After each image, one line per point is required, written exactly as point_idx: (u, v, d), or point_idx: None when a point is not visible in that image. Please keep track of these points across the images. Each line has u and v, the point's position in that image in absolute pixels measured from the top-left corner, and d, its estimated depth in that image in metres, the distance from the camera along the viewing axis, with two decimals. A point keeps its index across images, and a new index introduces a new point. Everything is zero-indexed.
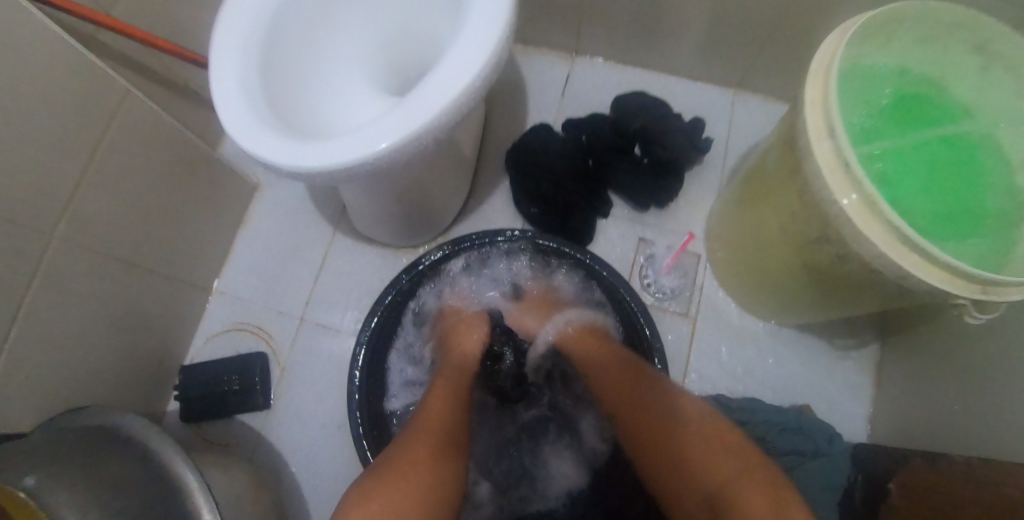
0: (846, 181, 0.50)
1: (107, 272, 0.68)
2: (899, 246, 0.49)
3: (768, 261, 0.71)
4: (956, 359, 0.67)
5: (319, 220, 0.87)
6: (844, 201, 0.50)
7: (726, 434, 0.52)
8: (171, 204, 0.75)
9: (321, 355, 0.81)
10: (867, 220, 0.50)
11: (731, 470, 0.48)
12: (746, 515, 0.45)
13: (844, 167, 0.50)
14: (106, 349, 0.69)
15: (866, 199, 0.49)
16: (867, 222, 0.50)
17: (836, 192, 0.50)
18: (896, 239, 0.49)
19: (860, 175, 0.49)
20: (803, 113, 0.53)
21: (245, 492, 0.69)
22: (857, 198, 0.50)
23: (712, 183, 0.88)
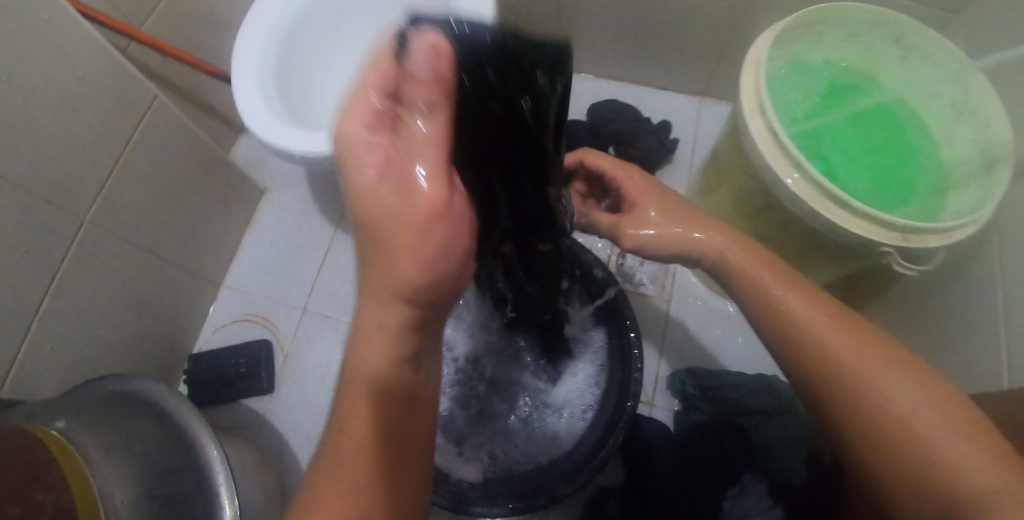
0: (781, 156, 0.58)
1: (130, 259, 0.75)
2: (829, 204, 0.57)
3: None
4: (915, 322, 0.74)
5: (322, 219, 0.95)
6: (788, 180, 0.58)
7: (903, 359, 0.41)
8: (187, 201, 0.82)
9: (323, 341, 0.87)
10: (801, 185, 0.58)
11: (916, 395, 0.39)
12: (937, 453, 0.37)
13: (775, 139, 0.59)
14: (124, 330, 0.75)
15: (797, 166, 0.57)
16: (798, 183, 0.58)
17: (780, 173, 0.58)
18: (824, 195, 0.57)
19: (789, 145, 0.57)
20: (740, 98, 0.62)
21: (249, 463, 0.74)
22: (799, 176, 0.58)
23: (681, 179, 0.97)
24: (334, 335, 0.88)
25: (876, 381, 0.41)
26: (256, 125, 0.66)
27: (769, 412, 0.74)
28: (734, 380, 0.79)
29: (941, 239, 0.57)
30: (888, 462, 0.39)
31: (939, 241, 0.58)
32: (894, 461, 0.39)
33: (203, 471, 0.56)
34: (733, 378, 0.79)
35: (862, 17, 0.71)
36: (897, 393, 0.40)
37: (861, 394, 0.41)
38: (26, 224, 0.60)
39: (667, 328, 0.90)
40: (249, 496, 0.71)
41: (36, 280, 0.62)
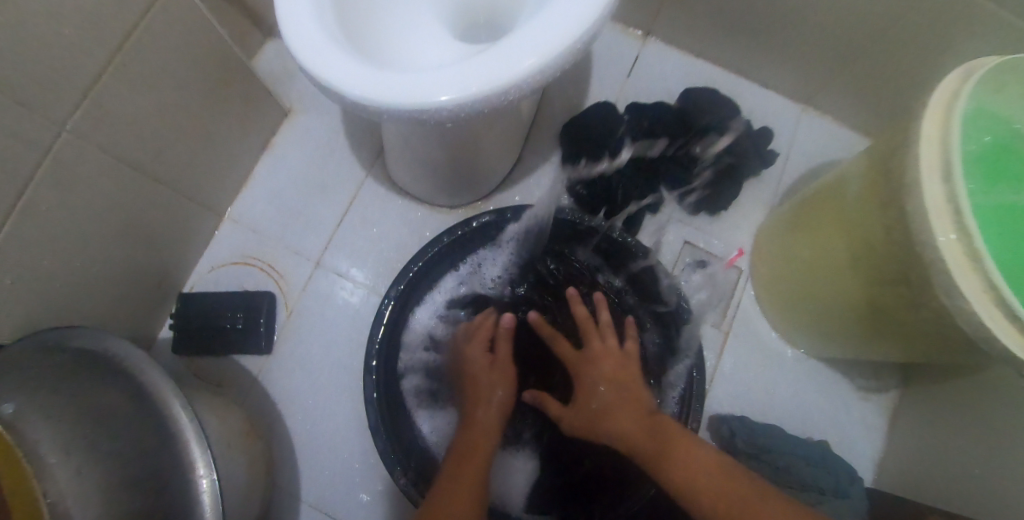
0: (953, 229, 0.46)
1: (117, 178, 0.61)
2: (992, 307, 0.45)
3: (819, 290, 0.67)
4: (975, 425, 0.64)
5: (352, 160, 0.81)
6: (941, 236, 0.47)
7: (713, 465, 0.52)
8: (193, 115, 0.67)
9: (336, 302, 0.75)
10: (965, 277, 0.46)
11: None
12: None
13: (953, 212, 0.46)
14: (105, 259, 0.63)
15: (968, 243, 0.46)
16: (962, 269, 0.46)
17: (934, 227, 0.47)
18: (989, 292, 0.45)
19: (970, 225, 0.45)
20: (915, 147, 0.49)
21: (236, 439, 0.64)
22: (957, 237, 0.46)
23: (765, 197, 0.82)
24: (350, 297, 0.76)
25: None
26: (307, 49, 0.51)
27: (826, 492, 0.64)
28: (793, 442, 0.69)
29: None
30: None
31: None
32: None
33: (182, 468, 0.47)
34: (792, 440, 0.69)
35: None
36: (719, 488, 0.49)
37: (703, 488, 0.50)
38: None
39: (720, 362, 0.78)
40: (229, 476, 0.62)
41: None
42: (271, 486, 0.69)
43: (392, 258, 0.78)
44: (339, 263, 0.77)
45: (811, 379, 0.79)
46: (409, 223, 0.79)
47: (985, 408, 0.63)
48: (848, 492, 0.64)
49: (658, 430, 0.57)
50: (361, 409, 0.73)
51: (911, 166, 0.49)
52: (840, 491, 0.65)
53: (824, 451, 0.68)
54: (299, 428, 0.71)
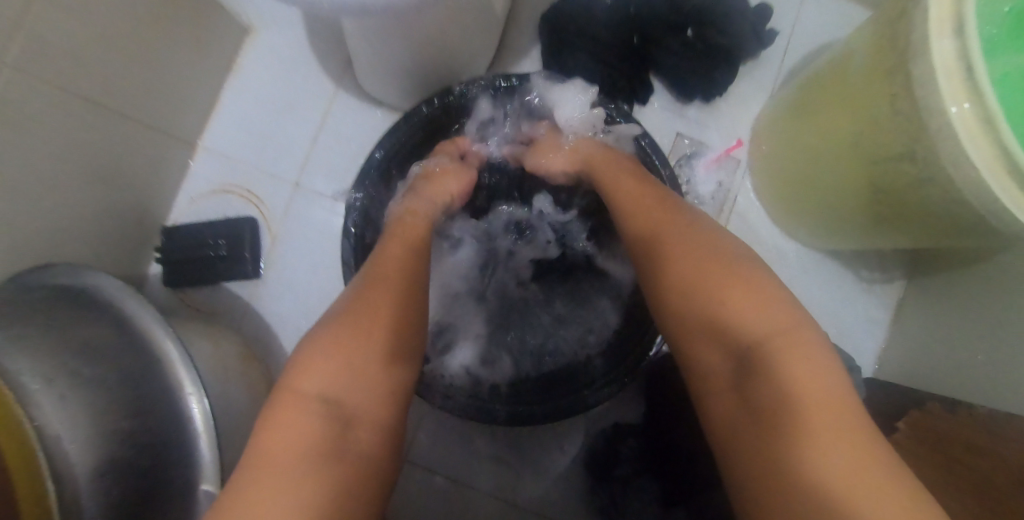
0: (962, 88, 0.41)
1: (72, 112, 0.59)
2: (999, 169, 0.41)
3: (822, 178, 0.63)
4: (993, 309, 0.61)
5: (320, 73, 0.75)
6: (953, 108, 0.41)
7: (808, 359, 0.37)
8: (142, 38, 0.63)
9: (317, 225, 0.74)
10: (974, 142, 0.41)
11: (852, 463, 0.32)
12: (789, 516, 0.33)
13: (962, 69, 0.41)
14: (79, 198, 0.62)
15: (983, 114, 0.41)
16: (974, 140, 0.41)
17: (946, 95, 0.41)
18: (1001, 164, 0.41)
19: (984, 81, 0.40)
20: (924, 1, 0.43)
21: (233, 362, 0.66)
22: (971, 109, 0.41)
23: (765, 81, 0.75)
24: (333, 216, 0.74)
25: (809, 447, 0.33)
26: None
27: None
28: None
29: None
30: (755, 440, 0.37)
31: None
32: (761, 436, 0.36)
33: (171, 390, 0.49)
34: None
35: None
36: (743, 316, 0.39)
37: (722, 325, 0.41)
38: None
39: None
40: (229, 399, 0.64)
41: None
42: None
43: None
44: (318, 184, 0.74)
45: (814, 273, 0.76)
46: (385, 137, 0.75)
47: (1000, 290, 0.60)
48: None
49: (709, 265, 0.43)
50: None
51: (919, 23, 0.43)
52: None
53: None
54: (294, 349, 0.73)
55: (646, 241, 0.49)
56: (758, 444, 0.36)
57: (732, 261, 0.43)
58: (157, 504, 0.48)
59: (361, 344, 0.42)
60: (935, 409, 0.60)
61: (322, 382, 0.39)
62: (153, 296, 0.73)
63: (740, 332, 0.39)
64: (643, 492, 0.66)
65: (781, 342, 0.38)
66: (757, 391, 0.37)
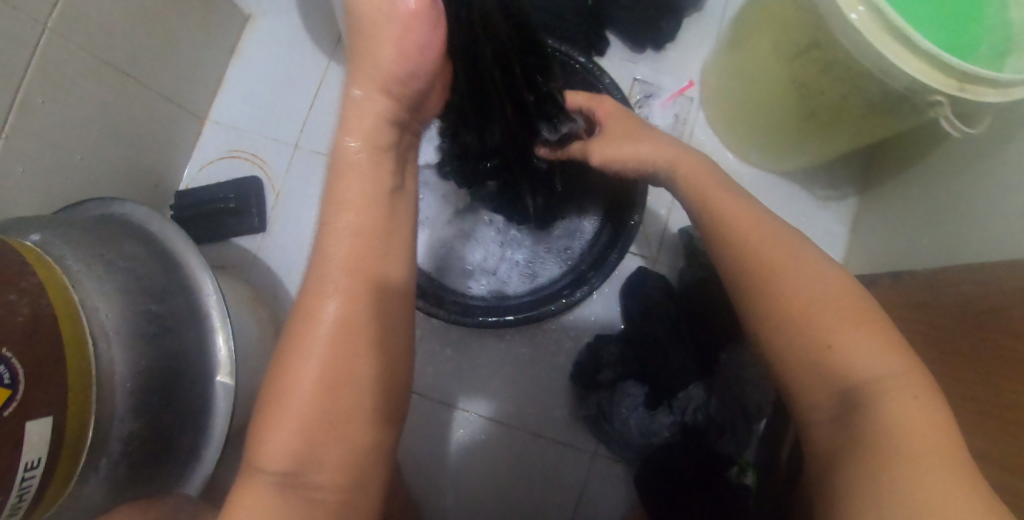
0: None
1: (101, 79, 0.68)
2: (884, 36, 0.49)
3: (760, 93, 0.71)
4: (931, 196, 0.68)
5: (314, 49, 0.85)
6: (851, 13, 0.50)
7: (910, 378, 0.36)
8: (160, 20, 0.73)
9: (316, 180, 0.82)
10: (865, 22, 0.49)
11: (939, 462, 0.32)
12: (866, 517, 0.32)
13: None
14: (105, 157, 0.71)
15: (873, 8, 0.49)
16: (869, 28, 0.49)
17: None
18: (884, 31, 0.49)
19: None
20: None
21: (242, 298, 0.73)
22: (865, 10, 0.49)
23: (709, 28, 0.84)
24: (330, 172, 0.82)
25: (907, 462, 0.32)
26: None
27: None
28: None
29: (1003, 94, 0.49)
30: (842, 482, 0.35)
31: (1001, 98, 0.49)
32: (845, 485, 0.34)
33: (190, 290, 0.56)
34: None
35: None
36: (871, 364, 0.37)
37: (838, 365, 0.38)
38: None
39: None
40: (241, 327, 0.70)
41: None
42: None
43: None
44: (316, 144, 0.83)
45: (771, 194, 0.82)
46: None
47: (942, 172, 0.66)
48: None
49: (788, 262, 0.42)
50: None
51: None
52: None
53: None
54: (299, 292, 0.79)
55: (739, 243, 0.44)
56: (846, 476, 0.34)
57: (856, 307, 0.40)
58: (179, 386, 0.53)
59: (301, 369, 0.38)
60: (882, 286, 0.66)
61: (289, 460, 0.37)
62: None
63: (845, 373, 0.37)
64: (629, 391, 0.72)
65: (880, 388, 0.36)
66: (859, 425, 0.35)
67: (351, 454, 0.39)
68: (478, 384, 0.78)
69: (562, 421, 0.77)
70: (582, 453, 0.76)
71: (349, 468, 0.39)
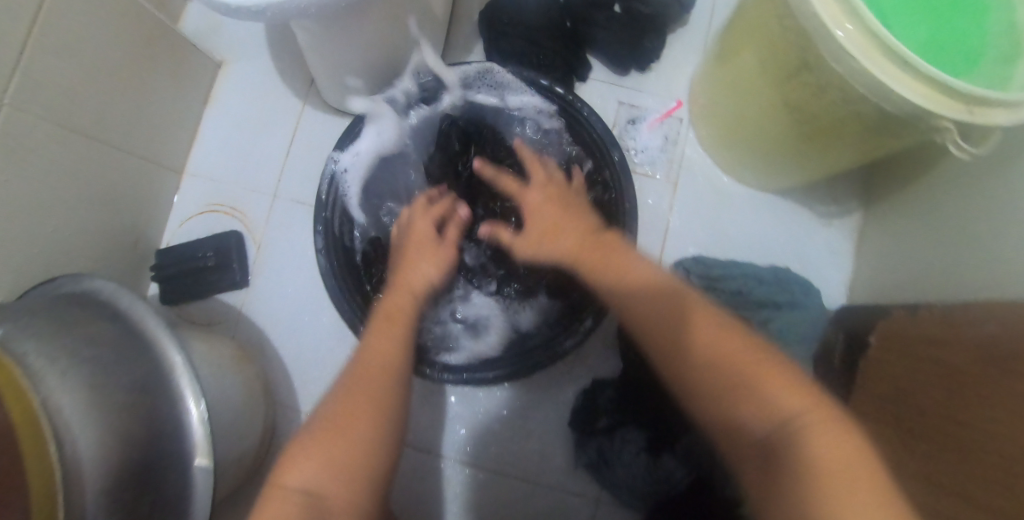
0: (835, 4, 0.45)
1: (68, 145, 0.66)
2: (877, 56, 0.45)
3: (753, 115, 0.66)
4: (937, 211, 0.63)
5: (286, 93, 0.83)
6: (839, 32, 0.45)
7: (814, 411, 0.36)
8: (127, 78, 0.71)
9: (295, 229, 0.80)
10: (857, 42, 0.45)
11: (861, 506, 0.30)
12: None
13: None
14: (81, 224, 0.69)
15: (865, 28, 0.44)
16: (864, 50, 0.45)
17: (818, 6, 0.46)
18: (874, 47, 0.45)
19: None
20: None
21: (225, 360, 0.71)
22: (855, 29, 0.45)
23: (697, 42, 0.80)
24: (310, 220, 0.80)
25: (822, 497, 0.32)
26: None
27: (781, 306, 0.64)
28: (743, 268, 0.67)
29: (1012, 114, 0.44)
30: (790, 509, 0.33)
31: (1014, 119, 0.44)
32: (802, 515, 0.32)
33: (166, 370, 0.52)
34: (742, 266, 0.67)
35: None
36: (777, 398, 0.38)
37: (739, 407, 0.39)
38: None
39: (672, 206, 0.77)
40: (226, 393, 0.68)
41: None
42: (271, 402, 0.76)
43: None
44: (294, 193, 0.80)
45: (769, 214, 0.78)
46: None
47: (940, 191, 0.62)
48: (801, 302, 0.65)
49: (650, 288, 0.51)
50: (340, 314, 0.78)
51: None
52: (791, 303, 0.65)
53: (775, 271, 0.67)
54: (285, 347, 0.78)
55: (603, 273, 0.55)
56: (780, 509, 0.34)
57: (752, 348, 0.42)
58: (157, 477, 0.52)
59: (297, 474, 0.44)
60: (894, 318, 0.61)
61: (309, 478, 0.44)
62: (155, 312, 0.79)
63: (764, 405, 0.38)
64: (628, 441, 0.68)
65: (800, 427, 0.36)
66: (783, 462, 0.35)
67: (362, 465, 0.46)
68: (471, 431, 0.76)
69: (561, 467, 0.74)
70: (582, 500, 0.73)
71: (358, 468, 0.46)
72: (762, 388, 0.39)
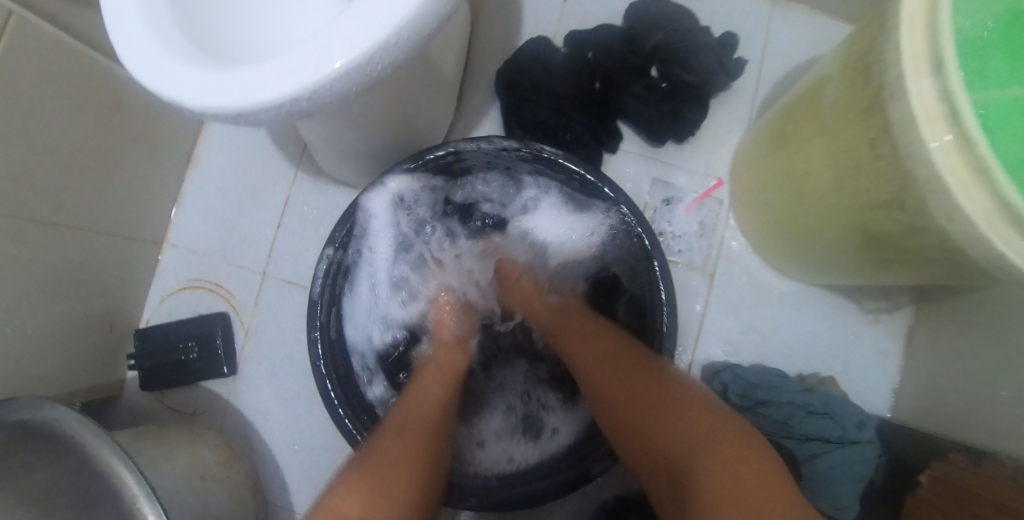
0: (942, 118, 0.37)
1: (26, 238, 0.57)
2: (975, 182, 0.36)
3: (809, 219, 0.59)
4: (1005, 340, 0.56)
5: (278, 158, 0.74)
6: (934, 142, 0.37)
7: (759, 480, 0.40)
8: (93, 150, 0.62)
9: (290, 313, 0.73)
10: (971, 195, 0.37)
11: None
12: None
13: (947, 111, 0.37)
14: (47, 319, 0.61)
15: (968, 148, 0.36)
16: (965, 181, 0.37)
17: (925, 134, 0.37)
18: (996, 201, 0.36)
19: (975, 132, 0.35)
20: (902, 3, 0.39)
21: (212, 469, 0.64)
22: (953, 140, 0.37)
23: (738, 113, 0.72)
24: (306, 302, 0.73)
25: None
26: (152, 72, 0.44)
27: (830, 442, 0.59)
28: (789, 392, 0.62)
29: None
30: None
31: None
32: None
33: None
34: (788, 390, 0.62)
35: None
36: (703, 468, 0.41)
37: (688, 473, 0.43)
38: None
39: (710, 299, 0.71)
40: (213, 510, 0.61)
41: None
42: (264, 505, 0.69)
43: None
44: (288, 272, 0.73)
45: (809, 308, 0.71)
46: None
47: (1005, 320, 0.56)
48: (855, 439, 0.59)
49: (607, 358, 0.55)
50: None
51: (893, 60, 0.40)
52: (843, 438, 0.59)
53: (826, 395, 0.61)
54: (279, 443, 0.71)
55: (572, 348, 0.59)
56: None
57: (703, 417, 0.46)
58: None
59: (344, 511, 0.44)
60: (958, 462, 0.55)
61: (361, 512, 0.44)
62: (133, 401, 0.71)
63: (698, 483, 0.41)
64: None
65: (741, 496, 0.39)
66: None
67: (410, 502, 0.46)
68: None
69: None
70: None
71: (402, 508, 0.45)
72: (706, 452, 0.43)
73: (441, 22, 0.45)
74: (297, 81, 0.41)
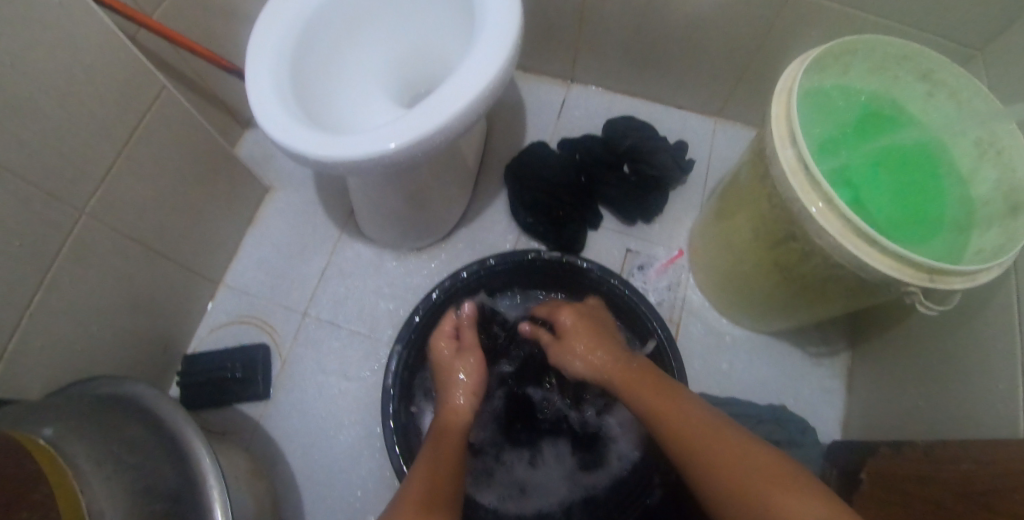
0: (808, 185, 0.58)
1: (126, 253, 0.71)
2: (833, 219, 0.56)
3: (744, 267, 0.77)
4: (917, 358, 0.71)
5: (327, 220, 0.92)
6: (811, 207, 0.57)
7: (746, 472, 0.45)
8: (190, 199, 0.79)
9: (322, 347, 0.84)
10: (827, 218, 0.56)
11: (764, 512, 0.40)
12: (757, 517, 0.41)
13: (805, 171, 0.58)
14: (120, 327, 0.72)
15: (828, 202, 0.56)
16: (826, 217, 0.56)
17: (804, 199, 0.57)
18: (849, 229, 0.56)
19: (818, 178, 0.56)
20: (770, 108, 0.63)
21: (241, 473, 0.70)
22: (821, 203, 0.57)
23: (692, 201, 0.95)
24: (336, 339, 0.85)
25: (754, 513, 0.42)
26: (270, 124, 0.62)
27: (781, 444, 0.70)
28: (744, 408, 0.74)
29: (966, 280, 0.54)
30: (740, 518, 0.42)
31: (967, 283, 0.54)
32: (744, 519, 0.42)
33: (199, 482, 0.55)
34: (743, 406, 0.74)
35: (891, 50, 0.66)
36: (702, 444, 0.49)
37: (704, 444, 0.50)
38: (21, 215, 0.56)
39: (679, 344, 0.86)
40: (238, 508, 0.67)
41: (31, 269, 0.59)
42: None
43: (370, 300, 0.87)
44: (324, 312, 0.86)
45: (762, 352, 0.86)
46: (381, 267, 0.90)
47: (919, 341, 0.71)
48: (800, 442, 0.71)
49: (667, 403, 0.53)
50: (357, 434, 0.80)
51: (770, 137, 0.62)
52: (792, 441, 0.71)
53: (775, 409, 0.74)
54: (299, 465, 0.78)
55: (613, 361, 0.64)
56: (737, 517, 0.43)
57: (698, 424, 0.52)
58: None
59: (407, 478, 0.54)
60: (887, 455, 0.66)
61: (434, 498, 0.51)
62: None
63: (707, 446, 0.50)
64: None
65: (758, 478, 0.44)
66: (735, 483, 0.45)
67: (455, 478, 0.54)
68: None
69: None
70: None
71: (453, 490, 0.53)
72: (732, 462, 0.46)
73: (472, 122, 0.68)
74: (390, 143, 0.62)
